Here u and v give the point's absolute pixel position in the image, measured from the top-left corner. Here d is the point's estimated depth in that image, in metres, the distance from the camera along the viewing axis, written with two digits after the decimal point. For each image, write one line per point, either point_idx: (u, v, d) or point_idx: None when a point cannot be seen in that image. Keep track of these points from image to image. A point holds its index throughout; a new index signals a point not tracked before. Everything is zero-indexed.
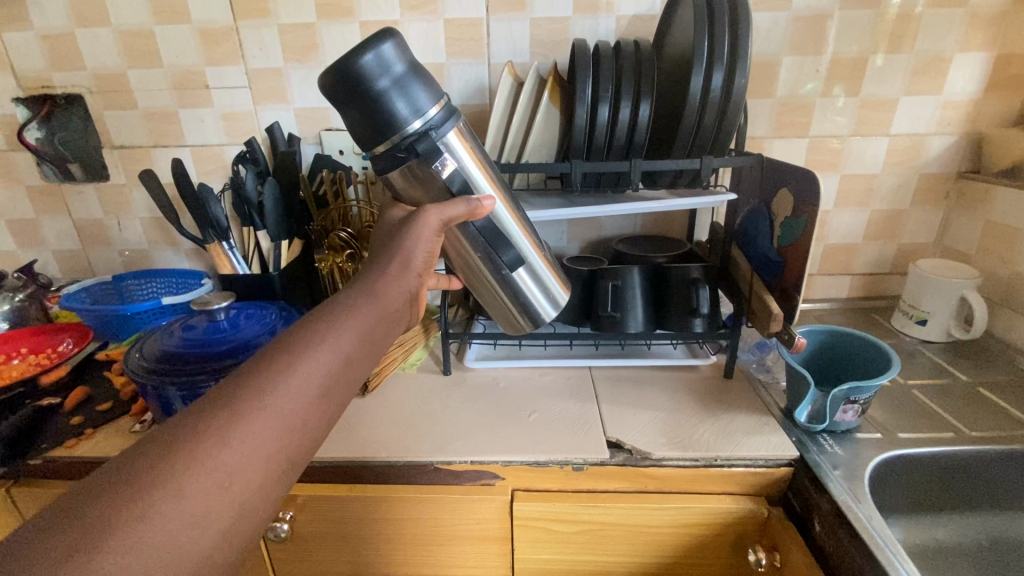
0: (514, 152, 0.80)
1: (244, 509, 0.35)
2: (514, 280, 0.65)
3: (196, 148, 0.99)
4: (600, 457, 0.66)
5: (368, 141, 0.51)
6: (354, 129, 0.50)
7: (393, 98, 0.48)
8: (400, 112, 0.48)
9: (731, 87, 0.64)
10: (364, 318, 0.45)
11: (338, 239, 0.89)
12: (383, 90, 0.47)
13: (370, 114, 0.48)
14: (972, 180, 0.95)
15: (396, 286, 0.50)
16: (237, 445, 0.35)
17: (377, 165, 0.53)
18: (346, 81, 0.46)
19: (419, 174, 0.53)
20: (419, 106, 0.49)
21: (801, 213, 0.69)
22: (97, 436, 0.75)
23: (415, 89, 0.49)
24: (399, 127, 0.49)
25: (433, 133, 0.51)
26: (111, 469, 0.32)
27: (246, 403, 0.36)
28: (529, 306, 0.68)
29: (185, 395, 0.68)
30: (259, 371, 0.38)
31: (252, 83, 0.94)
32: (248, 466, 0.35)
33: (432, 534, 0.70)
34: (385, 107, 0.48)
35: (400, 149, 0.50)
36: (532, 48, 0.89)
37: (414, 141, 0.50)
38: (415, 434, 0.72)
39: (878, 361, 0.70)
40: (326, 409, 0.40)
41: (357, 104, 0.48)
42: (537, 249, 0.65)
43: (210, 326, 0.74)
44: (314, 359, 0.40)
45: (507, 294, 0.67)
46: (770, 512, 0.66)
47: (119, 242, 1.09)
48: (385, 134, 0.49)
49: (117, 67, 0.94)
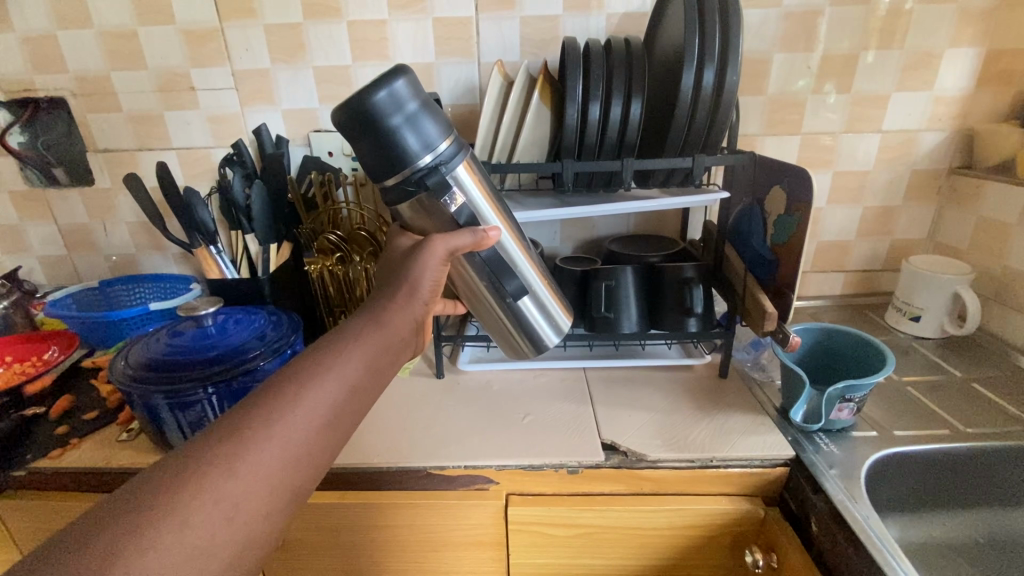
0: (506, 151, 0.79)
1: (248, 539, 0.35)
2: (519, 308, 0.64)
3: (182, 150, 0.98)
4: (595, 460, 0.66)
5: (379, 175, 0.50)
6: (365, 163, 0.50)
7: (405, 133, 0.47)
8: (411, 147, 0.48)
9: (723, 84, 0.64)
10: (370, 346, 0.46)
11: (327, 241, 0.89)
12: (395, 126, 0.47)
13: (383, 150, 0.48)
14: (964, 176, 0.95)
15: (403, 314, 0.50)
16: (243, 475, 0.36)
17: (387, 197, 0.53)
18: (358, 117, 0.46)
19: (428, 207, 0.53)
20: (433, 143, 0.49)
21: (795, 210, 0.68)
22: (84, 445, 0.73)
23: (428, 124, 0.49)
24: (410, 161, 0.49)
25: (444, 169, 0.51)
26: (123, 495, 0.33)
27: (252, 432, 0.37)
28: (533, 332, 0.67)
29: (174, 404, 0.66)
30: (268, 398, 0.39)
31: (239, 85, 0.93)
32: (252, 497, 0.36)
33: (426, 539, 0.69)
34: (398, 144, 0.48)
35: (411, 184, 0.50)
36: (523, 47, 0.88)
37: (423, 175, 0.50)
38: (409, 438, 0.71)
39: (872, 358, 0.70)
40: (331, 438, 0.41)
41: (369, 139, 0.47)
42: (539, 276, 0.65)
43: (198, 332, 0.73)
44: (321, 387, 0.41)
45: (510, 321, 0.66)
46: (766, 512, 0.65)
47: (106, 247, 1.08)
48: (396, 168, 0.49)
49: (101, 69, 0.93)
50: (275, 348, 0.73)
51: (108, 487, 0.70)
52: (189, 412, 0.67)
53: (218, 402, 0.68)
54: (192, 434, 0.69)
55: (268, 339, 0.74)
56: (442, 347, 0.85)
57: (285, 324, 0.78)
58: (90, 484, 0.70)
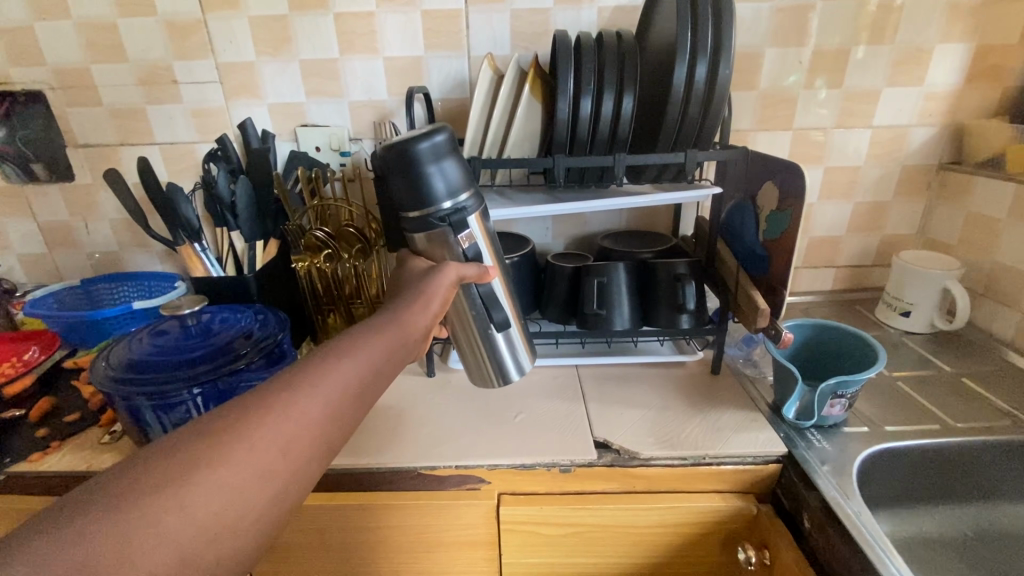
0: (496, 145, 0.77)
1: (229, 545, 0.33)
2: (495, 345, 0.65)
3: (165, 145, 0.95)
4: (587, 459, 0.65)
5: (405, 208, 0.54)
6: (395, 196, 0.54)
7: (439, 173, 0.52)
8: (441, 186, 0.52)
9: (715, 77, 0.63)
10: (380, 343, 0.44)
11: (315, 238, 0.85)
12: (432, 166, 0.51)
13: (415, 186, 0.52)
14: (954, 171, 0.95)
15: (415, 314, 0.49)
16: (231, 473, 0.33)
17: (405, 227, 0.56)
18: (400, 155, 0.51)
19: (442, 243, 0.55)
20: (462, 188, 0.54)
21: (788, 206, 0.68)
22: (65, 448, 0.72)
23: (458, 170, 0.54)
24: (438, 199, 0.53)
25: (467, 211, 0.55)
26: (91, 490, 0.30)
27: (263, 414, 0.36)
28: (501, 366, 0.67)
29: (157, 406, 0.65)
30: (268, 393, 0.37)
31: (223, 78, 0.90)
32: (241, 499, 0.33)
33: (416, 540, 0.68)
34: (433, 186, 0.52)
35: (434, 221, 0.54)
36: (514, 40, 0.87)
37: (448, 213, 0.53)
38: (399, 439, 0.70)
39: (866, 354, 0.69)
40: (330, 440, 0.38)
41: (407, 179, 0.52)
42: (517, 319, 0.67)
43: (181, 332, 0.71)
44: (326, 382, 0.39)
45: (484, 357, 0.66)
46: (759, 509, 0.65)
47: (88, 245, 1.05)
48: (424, 203, 0.53)
49: (80, 62, 0.90)
50: (263, 346, 0.71)
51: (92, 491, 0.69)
52: (174, 414, 0.66)
53: (204, 403, 0.67)
54: None
55: (255, 337, 0.73)
56: (433, 345, 0.83)
57: (271, 322, 0.77)
58: (71, 488, 0.68)
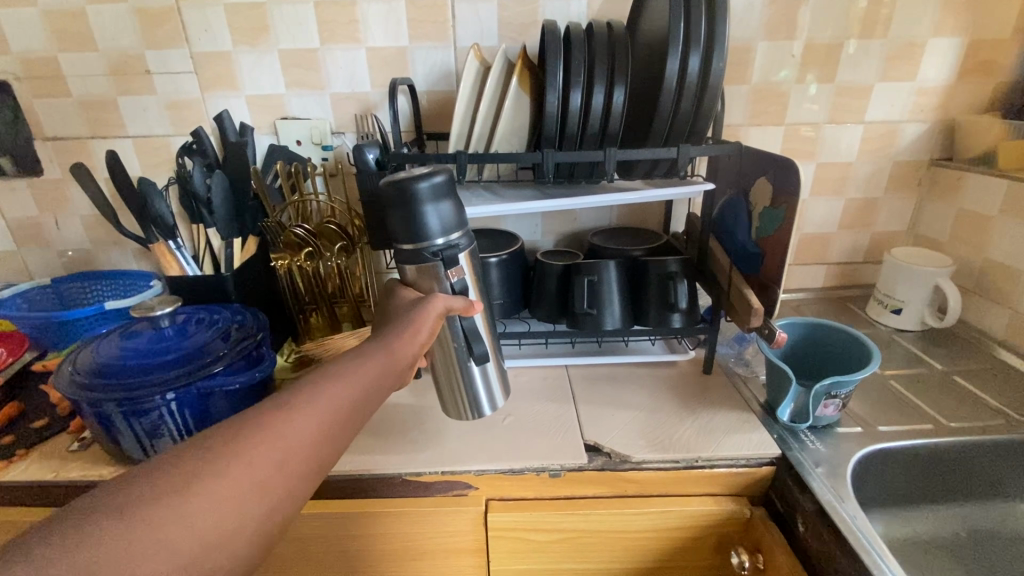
0: (483, 140, 0.75)
1: (220, 564, 0.32)
2: (471, 377, 0.63)
3: (138, 138, 0.91)
4: (578, 463, 0.63)
5: (398, 241, 0.53)
6: (390, 228, 0.53)
7: (436, 211, 0.51)
8: (437, 223, 0.52)
9: (709, 70, 0.61)
10: (372, 362, 0.44)
11: (293, 236, 0.84)
12: (429, 205, 0.51)
13: (411, 222, 0.51)
14: (945, 167, 0.95)
15: (408, 335, 0.49)
16: (226, 488, 0.33)
17: (396, 259, 0.55)
18: (399, 192, 0.50)
19: (432, 278, 0.54)
20: (457, 227, 0.53)
21: (781, 203, 0.66)
22: (31, 457, 0.68)
23: (455, 209, 0.53)
24: (432, 236, 0.52)
25: (460, 249, 0.54)
26: (79, 506, 0.30)
27: (256, 429, 0.36)
28: (473, 399, 0.65)
29: (128, 412, 0.62)
30: (264, 411, 0.37)
31: (198, 69, 0.87)
32: (235, 514, 0.32)
33: (401, 548, 0.66)
34: (428, 223, 0.52)
35: (425, 257, 0.53)
36: (501, 31, 0.85)
37: (441, 249, 0.53)
38: (383, 444, 0.67)
39: (859, 353, 0.68)
40: (324, 458, 0.38)
41: (401, 215, 0.51)
42: (496, 352, 0.65)
43: (153, 334, 0.68)
44: (322, 397, 0.40)
45: (457, 387, 0.64)
46: (752, 512, 0.64)
47: (58, 242, 1.01)
48: (418, 239, 0.52)
49: (46, 50, 0.86)
50: (241, 349, 0.69)
51: (59, 502, 0.66)
52: (144, 422, 0.63)
53: (178, 409, 0.64)
54: (150, 443, 0.64)
55: (233, 339, 0.70)
56: None
57: (250, 324, 0.73)
58: (38, 498, 0.65)
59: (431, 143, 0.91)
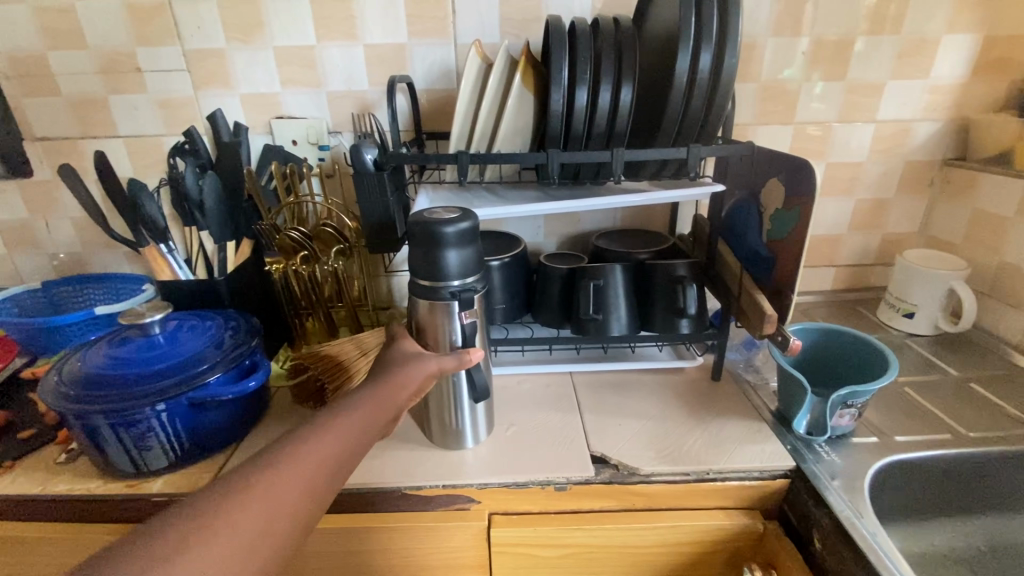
0: (485, 140, 0.72)
1: None
2: (463, 402, 0.63)
3: (130, 138, 0.89)
4: (584, 476, 0.61)
5: (418, 275, 0.58)
6: (412, 262, 0.58)
7: (457, 254, 0.56)
8: (457, 266, 0.56)
9: (721, 67, 0.59)
10: (355, 420, 0.46)
11: (288, 239, 0.79)
12: (451, 249, 0.55)
13: (433, 261, 0.56)
14: (959, 167, 0.92)
15: (393, 390, 0.51)
16: (216, 545, 0.34)
17: (412, 290, 0.59)
18: (426, 233, 0.55)
19: (444, 315, 0.58)
20: (474, 271, 0.58)
21: (795, 205, 0.64)
22: (17, 470, 0.66)
23: (474, 254, 0.57)
24: (450, 276, 0.57)
25: (476, 293, 0.58)
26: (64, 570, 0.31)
27: (247, 486, 0.38)
28: (457, 425, 0.64)
29: (117, 425, 0.59)
30: (247, 475, 0.38)
31: (191, 67, 0.84)
32: (229, 565, 0.34)
33: (401, 563, 0.64)
34: (450, 265, 0.56)
35: (441, 294, 0.57)
36: (503, 27, 0.82)
37: (457, 290, 0.57)
38: (382, 456, 0.65)
39: (877, 362, 0.66)
40: (309, 515, 0.40)
41: (427, 253, 0.56)
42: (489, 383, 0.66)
43: (144, 342, 0.65)
44: (309, 454, 0.41)
45: (449, 409, 0.64)
46: (765, 527, 0.61)
47: (49, 245, 0.98)
48: (437, 276, 0.57)
49: (34, 48, 0.83)
50: (235, 356, 0.66)
51: (47, 516, 0.63)
52: (132, 434, 0.60)
53: (170, 420, 0.61)
54: (139, 455, 0.62)
55: (226, 346, 0.67)
56: None
57: (243, 330, 0.71)
58: (26, 513, 0.63)
59: (430, 143, 0.88)
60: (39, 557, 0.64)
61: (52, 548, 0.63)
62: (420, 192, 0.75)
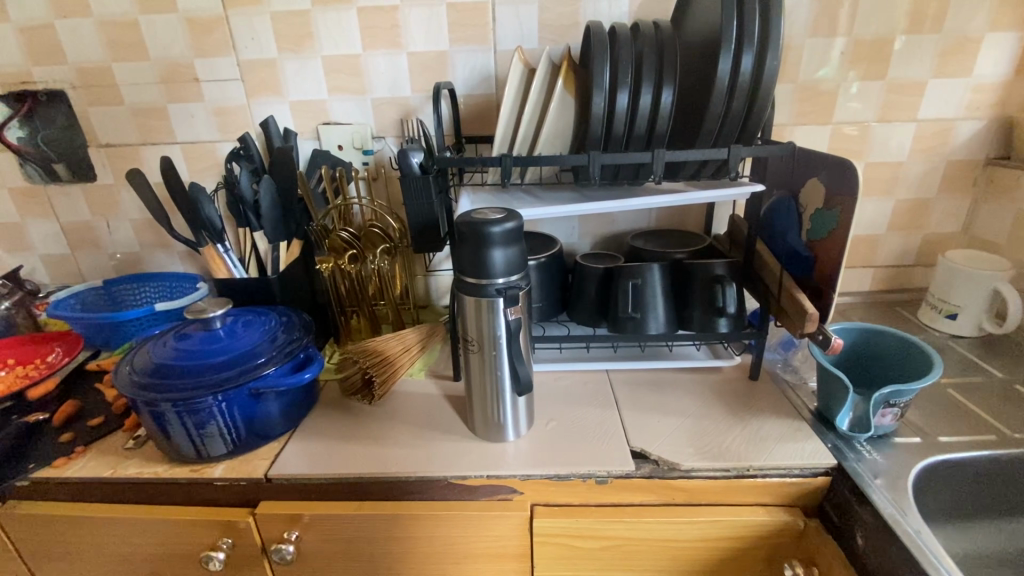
0: (526, 143, 0.74)
1: None
2: (505, 393, 0.65)
3: (186, 144, 0.94)
4: (624, 470, 0.62)
5: (464, 273, 0.60)
6: (458, 260, 0.60)
7: (501, 252, 0.58)
8: (501, 264, 0.58)
9: (762, 69, 0.60)
10: None
11: (339, 239, 0.84)
12: (496, 247, 0.57)
13: (479, 259, 0.58)
14: (1003, 167, 0.91)
15: None
16: None
17: (459, 288, 0.62)
18: (473, 232, 0.57)
19: (489, 310, 0.61)
20: (519, 269, 0.60)
21: (836, 205, 0.64)
22: (89, 453, 0.71)
23: (518, 253, 0.59)
24: (495, 274, 0.59)
25: (520, 290, 0.60)
26: None
27: None
28: (499, 417, 0.67)
29: (182, 413, 0.63)
30: None
31: (244, 76, 0.89)
32: None
33: (446, 551, 0.66)
34: (495, 263, 0.58)
35: (487, 291, 0.60)
36: (542, 32, 0.84)
37: (502, 287, 0.59)
38: (428, 448, 0.67)
39: (920, 363, 0.66)
40: None
41: (473, 252, 0.58)
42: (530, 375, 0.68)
43: (206, 336, 0.69)
44: None
45: (490, 399, 0.66)
46: (806, 524, 0.62)
47: (109, 245, 1.04)
48: (482, 274, 0.59)
49: (100, 60, 0.89)
50: (288, 351, 0.70)
51: (120, 496, 0.68)
52: (197, 422, 0.64)
53: (230, 409, 0.65)
54: (202, 442, 0.65)
55: (280, 341, 0.71)
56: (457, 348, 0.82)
57: (295, 326, 0.74)
58: (98, 494, 0.68)
59: (469, 147, 0.91)
60: (110, 536, 0.68)
61: (122, 528, 0.67)
62: (463, 193, 0.78)
